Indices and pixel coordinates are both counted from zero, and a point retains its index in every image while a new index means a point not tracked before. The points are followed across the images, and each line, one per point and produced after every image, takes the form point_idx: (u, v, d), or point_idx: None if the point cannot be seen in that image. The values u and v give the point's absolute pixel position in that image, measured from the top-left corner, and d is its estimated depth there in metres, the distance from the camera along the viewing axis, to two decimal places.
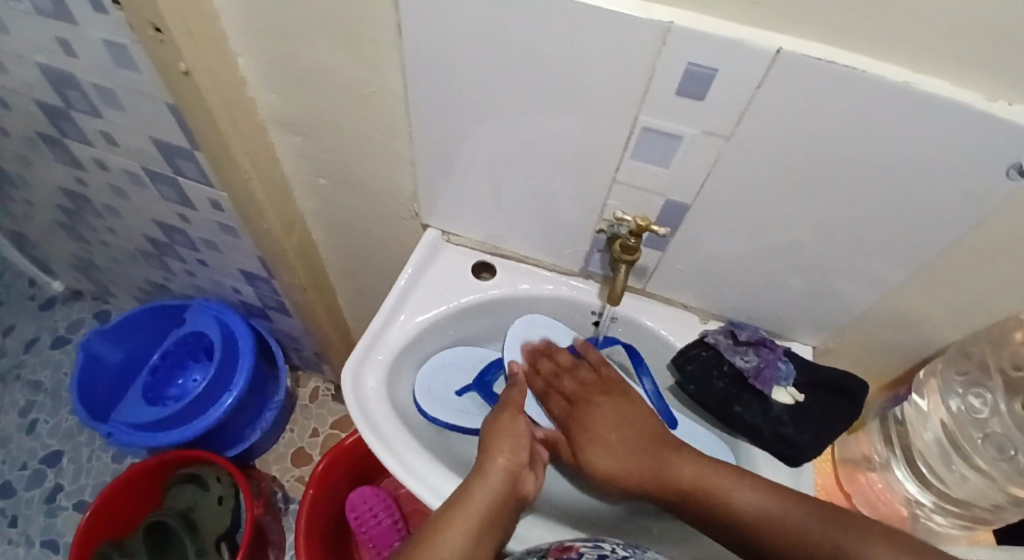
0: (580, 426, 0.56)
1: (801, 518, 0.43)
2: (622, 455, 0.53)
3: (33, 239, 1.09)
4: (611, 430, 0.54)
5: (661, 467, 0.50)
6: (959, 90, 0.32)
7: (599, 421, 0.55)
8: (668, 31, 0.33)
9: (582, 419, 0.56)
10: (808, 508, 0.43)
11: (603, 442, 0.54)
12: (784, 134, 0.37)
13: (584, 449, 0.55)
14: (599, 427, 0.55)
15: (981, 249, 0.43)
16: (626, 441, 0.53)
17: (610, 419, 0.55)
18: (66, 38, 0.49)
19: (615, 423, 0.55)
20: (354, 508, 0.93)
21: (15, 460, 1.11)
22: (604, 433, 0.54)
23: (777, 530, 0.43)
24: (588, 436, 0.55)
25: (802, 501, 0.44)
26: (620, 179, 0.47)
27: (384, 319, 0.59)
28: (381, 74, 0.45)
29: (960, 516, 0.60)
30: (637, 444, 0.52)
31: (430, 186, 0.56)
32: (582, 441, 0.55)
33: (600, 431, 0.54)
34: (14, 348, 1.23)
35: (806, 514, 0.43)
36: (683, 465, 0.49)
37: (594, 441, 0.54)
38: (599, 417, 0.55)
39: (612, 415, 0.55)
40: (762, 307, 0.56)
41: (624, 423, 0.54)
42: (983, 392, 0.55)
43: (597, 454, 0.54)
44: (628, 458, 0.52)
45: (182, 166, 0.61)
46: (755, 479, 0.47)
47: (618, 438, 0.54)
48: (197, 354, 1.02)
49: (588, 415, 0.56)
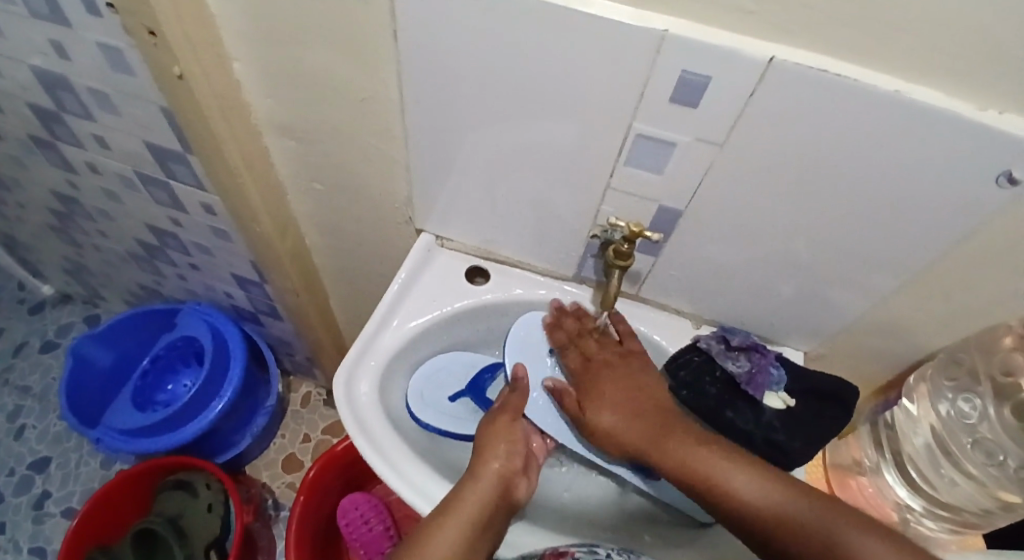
0: (591, 383, 0.55)
1: (794, 508, 0.42)
2: (625, 417, 0.52)
3: (22, 242, 1.08)
4: (619, 391, 0.54)
5: (662, 444, 0.50)
6: (948, 100, 0.32)
7: (609, 381, 0.55)
8: (662, 39, 0.34)
9: (594, 376, 0.56)
10: (803, 501, 0.42)
11: (610, 400, 0.54)
12: (776, 142, 0.38)
13: (590, 403, 0.54)
14: (608, 386, 0.54)
15: (969, 257, 0.43)
16: (630, 405, 0.53)
17: (620, 380, 0.54)
18: (59, 40, 0.49)
19: (624, 386, 0.54)
20: (345, 514, 0.92)
21: (2, 465, 1.09)
22: (612, 392, 0.54)
23: (775, 517, 0.42)
24: (597, 392, 0.55)
25: (798, 493, 0.43)
26: (614, 185, 0.47)
27: (377, 323, 0.59)
28: (377, 80, 0.45)
29: (951, 521, 0.60)
30: (641, 410, 0.52)
31: (425, 191, 0.56)
32: (591, 395, 0.55)
33: (609, 389, 0.54)
34: (2, 352, 1.21)
35: (801, 506, 0.41)
36: (683, 447, 0.48)
37: (600, 397, 0.54)
38: (609, 378, 0.55)
39: (624, 378, 0.55)
40: (755, 312, 0.57)
41: (633, 387, 0.54)
42: (973, 397, 0.56)
43: (601, 411, 0.54)
44: (630, 422, 0.52)
45: (176, 169, 0.61)
46: (755, 466, 0.46)
47: (623, 399, 0.53)
48: (187, 359, 1.01)
49: (600, 373, 0.55)
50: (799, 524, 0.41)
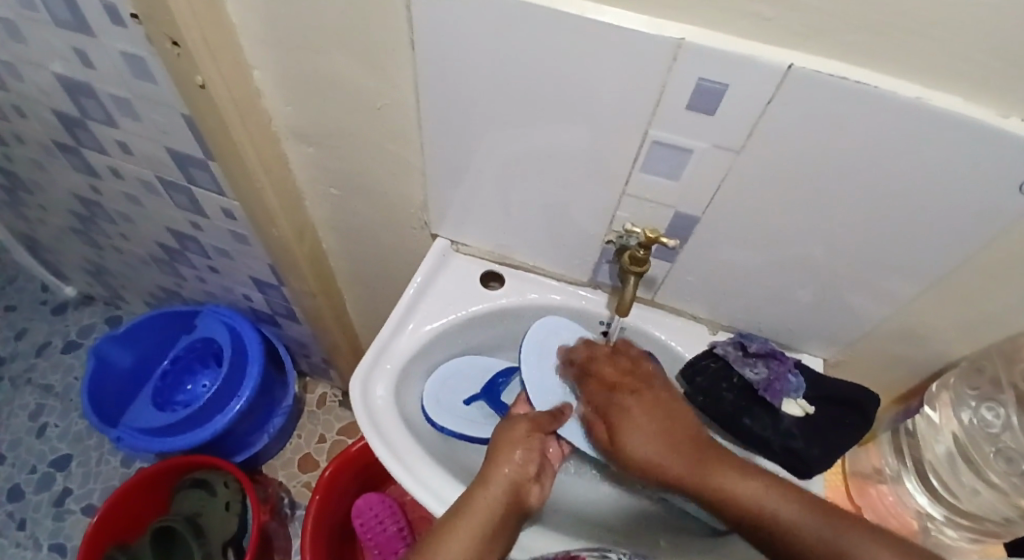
0: (617, 411, 0.54)
1: (821, 530, 0.42)
2: (660, 443, 0.51)
3: (46, 244, 1.10)
4: (648, 416, 0.52)
5: (694, 468, 0.49)
6: (970, 107, 0.32)
7: (636, 408, 0.53)
8: (679, 47, 0.34)
9: (620, 402, 0.54)
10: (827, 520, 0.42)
11: (641, 426, 0.52)
12: (794, 148, 0.38)
13: (620, 433, 0.52)
14: (637, 412, 0.53)
15: (992, 265, 0.43)
16: (663, 431, 0.51)
17: (648, 405, 0.53)
18: (84, 49, 0.50)
19: (652, 411, 0.52)
20: (361, 514, 0.93)
21: (24, 462, 1.12)
22: (642, 417, 0.52)
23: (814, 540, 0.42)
24: (625, 421, 0.53)
25: (822, 512, 0.43)
26: (629, 191, 0.47)
27: (393, 327, 0.59)
28: (393, 87, 0.46)
29: (972, 529, 0.59)
30: (675, 432, 0.51)
31: (440, 196, 0.56)
32: (619, 423, 0.53)
33: (639, 415, 0.52)
34: (26, 351, 1.24)
35: (826, 526, 0.42)
36: (710, 474, 0.48)
37: (631, 426, 0.52)
38: (636, 405, 0.53)
39: (650, 404, 0.53)
40: (772, 318, 0.56)
41: (663, 410, 0.53)
42: (996, 405, 0.55)
43: (632, 439, 0.52)
44: (665, 448, 0.50)
45: (195, 175, 0.62)
46: (788, 486, 0.46)
47: (655, 423, 0.52)
48: (206, 359, 1.03)
49: (628, 399, 0.54)
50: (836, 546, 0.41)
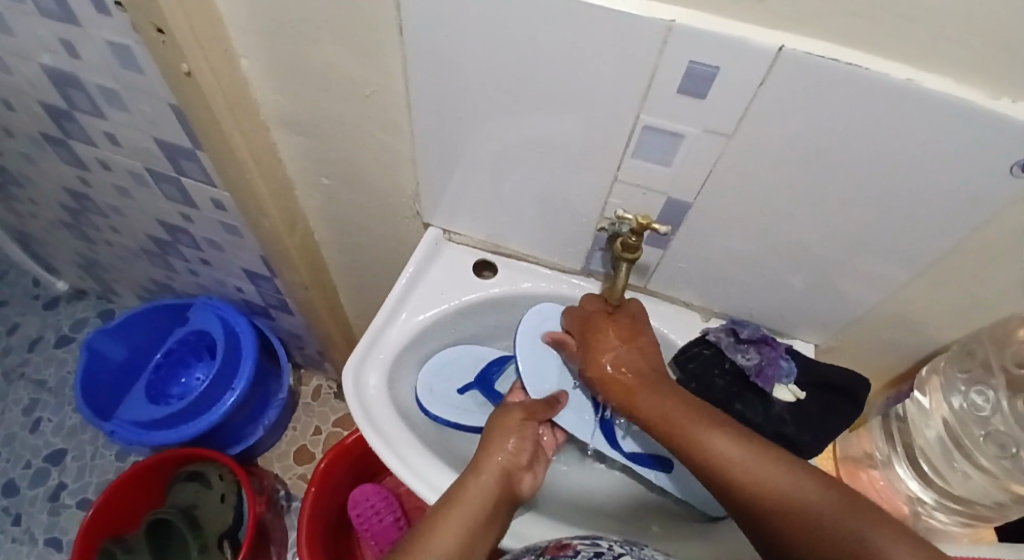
0: (599, 338, 0.56)
1: (788, 487, 0.40)
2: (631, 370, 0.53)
3: (36, 238, 1.09)
4: (626, 349, 0.55)
5: (659, 393, 0.51)
6: (962, 89, 0.32)
7: (615, 338, 0.55)
8: (670, 29, 0.33)
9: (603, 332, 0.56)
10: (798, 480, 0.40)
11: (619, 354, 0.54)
12: (785, 134, 0.38)
13: (596, 356, 0.55)
14: (615, 341, 0.55)
15: (981, 249, 0.43)
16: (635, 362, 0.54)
17: (628, 342, 0.55)
18: (67, 37, 0.49)
19: (628, 344, 0.55)
20: (356, 506, 0.93)
21: (19, 457, 1.11)
22: (621, 351, 0.55)
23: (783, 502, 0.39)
24: (605, 348, 0.55)
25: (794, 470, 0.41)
26: (621, 178, 0.47)
27: (386, 317, 0.59)
28: (383, 74, 0.45)
29: (962, 513, 0.60)
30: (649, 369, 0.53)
31: (432, 184, 0.56)
32: (598, 349, 0.55)
33: (618, 346, 0.55)
34: (18, 346, 1.23)
35: (794, 484, 0.40)
36: (676, 404, 0.49)
37: (606, 351, 0.55)
38: (615, 335, 0.55)
39: (628, 338, 0.55)
40: (764, 305, 0.56)
41: (640, 349, 0.55)
42: (986, 389, 0.55)
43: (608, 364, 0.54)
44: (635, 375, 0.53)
45: (185, 166, 0.62)
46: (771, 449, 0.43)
47: (632, 357, 0.54)
48: (199, 352, 1.02)
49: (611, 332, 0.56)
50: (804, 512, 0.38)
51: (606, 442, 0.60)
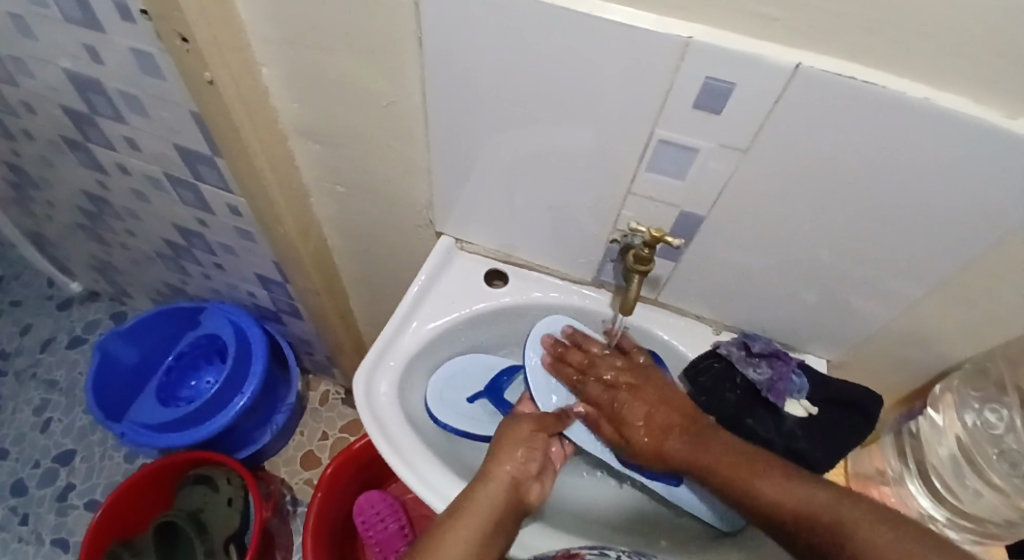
0: (621, 406, 0.55)
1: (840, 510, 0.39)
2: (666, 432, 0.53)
3: (52, 240, 1.11)
4: (650, 408, 0.54)
5: (701, 451, 0.50)
6: (978, 108, 0.32)
7: (636, 403, 0.55)
8: (686, 45, 0.34)
9: (621, 398, 0.56)
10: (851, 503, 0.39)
11: (646, 416, 0.54)
12: (799, 150, 0.38)
13: (626, 427, 0.55)
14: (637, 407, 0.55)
15: (996, 267, 0.43)
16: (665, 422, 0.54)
17: (649, 398, 0.55)
18: (93, 45, 0.50)
19: (650, 405, 0.55)
20: (362, 512, 0.93)
21: (28, 457, 1.12)
22: (648, 411, 0.54)
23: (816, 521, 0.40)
24: (631, 416, 0.55)
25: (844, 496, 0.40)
26: (634, 190, 0.47)
27: (397, 324, 0.60)
28: (399, 84, 0.46)
29: (974, 531, 0.59)
30: (679, 419, 0.53)
31: (446, 194, 0.56)
32: (626, 421, 0.55)
33: (643, 408, 0.55)
34: (30, 347, 1.25)
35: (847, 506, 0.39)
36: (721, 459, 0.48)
37: (633, 420, 0.55)
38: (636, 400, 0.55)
39: (649, 398, 0.55)
40: (775, 319, 0.56)
41: (663, 402, 0.54)
42: (999, 408, 0.55)
43: (640, 432, 0.54)
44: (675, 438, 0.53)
45: (202, 172, 0.63)
46: (796, 474, 0.44)
47: (659, 412, 0.54)
48: (210, 356, 1.03)
49: (629, 394, 0.56)
50: (835, 523, 0.39)
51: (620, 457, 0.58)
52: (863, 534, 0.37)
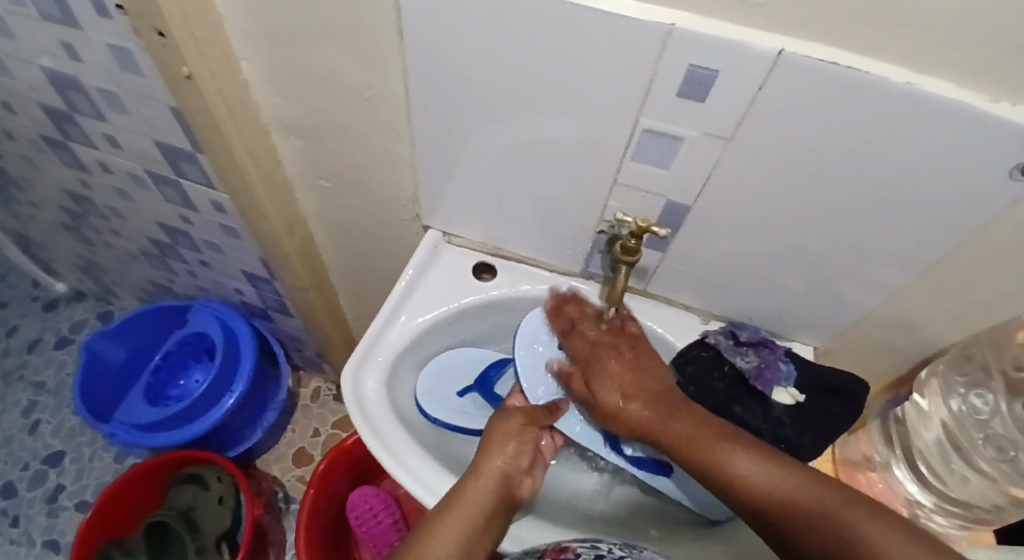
0: (597, 362, 0.55)
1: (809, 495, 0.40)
2: (637, 394, 0.52)
3: (35, 240, 1.09)
4: (625, 369, 0.54)
5: (669, 416, 0.49)
6: (962, 92, 0.32)
7: (616, 364, 0.54)
8: (670, 34, 0.33)
9: (601, 354, 0.55)
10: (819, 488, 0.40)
11: (616, 377, 0.53)
12: (786, 139, 0.38)
13: (597, 384, 0.54)
14: (615, 368, 0.54)
15: (980, 253, 0.43)
16: (639, 384, 0.52)
17: (626, 361, 0.54)
18: (68, 40, 0.49)
19: (630, 368, 0.54)
20: (355, 507, 0.93)
21: (17, 459, 1.11)
22: (623, 373, 0.53)
23: (797, 512, 0.40)
24: (602, 374, 0.54)
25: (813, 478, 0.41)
26: (621, 181, 0.47)
27: (384, 319, 0.59)
28: (382, 76, 0.45)
29: (961, 516, 0.59)
30: (655, 386, 0.52)
31: (432, 186, 0.56)
32: (596, 377, 0.54)
33: (618, 368, 0.54)
34: (16, 348, 1.23)
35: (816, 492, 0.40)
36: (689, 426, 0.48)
37: (608, 379, 0.54)
38: (615, 362, 0.54)
39: (631, 361, 0.54)
40: (763, 308, 0.57)
41: (639, 368, 0.54)
42: (985, 392, 0.55)
43: (607, 390, 0.53)
44: (645, 399, 0.51)
45: (184, 168, 0.62)
46: (771, 457, 0.44)
47: (632, 377, 0.53)
48: (198, 354, 1.02)
49: (609, 353, 0.55)
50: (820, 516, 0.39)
51: (604, 444, 0.59)
52: (865, 534, 0.36)
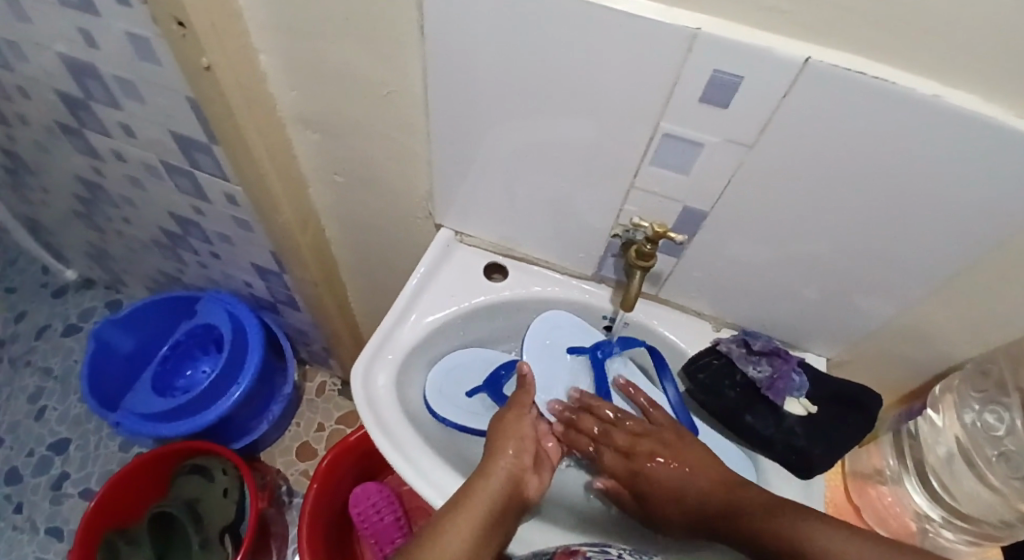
0: (643, 478, 0.53)
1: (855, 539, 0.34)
2: (688, 495, 0.50)
3: (48, 227, 1.10)
4: (667, 472, 0.51)
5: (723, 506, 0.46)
6: (992, 106, 0.31)
7: (654, 472, 0.52)
8: (694, 38, 0.33)
9: (641, 466, 0.53)
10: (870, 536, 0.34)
11: (663, 487, 0.51)
12: (808, 147, 0.37)
13: (651, 498, 0.52)
14: (656, 476, 0.52)
15: (1000, 268, 0.42)
16: (685, 483, 0.50)
17: (663, 460, 0.52)
18: (89, 29, 0.49)
19: (670, 471, 0.51)
20: (358, 503, 0.93)
21: (23, 445, 1.12)
22: (669, 480, 0.51)
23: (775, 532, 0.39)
24: (651, 488, 0.52)
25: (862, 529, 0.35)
26: (638, 185, 0.47)
27: (396, 317, 0.59)
28: (401, 73, 0.45)
29: (970, 532, 0.59)
30: (703, 483, 0.49)
31: (446, 185, 0.56)
32: (649, 496, 0.52)
33: (660, 475, 0.52)
34: (25, 334, 1.24)
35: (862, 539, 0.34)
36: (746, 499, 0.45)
37: (656, 491, 0.52)
38: (654, 469, 0.52)
39: (668, 463, 0.52)
40: (776, 316, 0.56)
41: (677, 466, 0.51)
42: (1000, 409, 0.55)
43: (666, 505, 0.51)
44: (698, 498, 0.49)
45: (199, 159, 0.62)
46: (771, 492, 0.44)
47: (676, 479, 0.51)
48: (206, 346, 1.03)
49: (648, 461, 0.53)
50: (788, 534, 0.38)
51: None
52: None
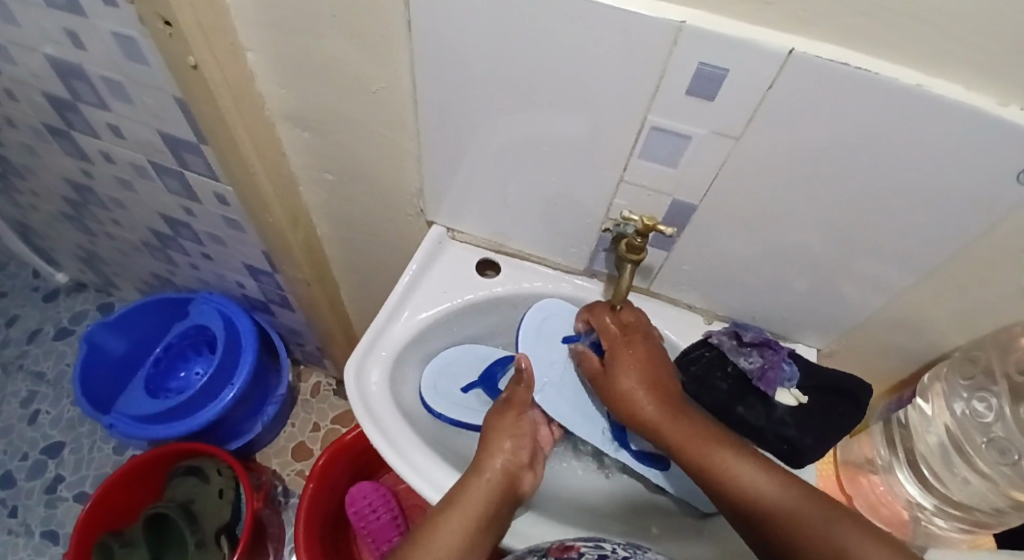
0: (623, 353, 0.54)
1: (811, 511, 0.41)
2: (653, 389, 0.51)
3: (37, 230, 1.09)
4: (649, 365, 0.53)
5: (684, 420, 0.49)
6: (973, 95, 0.32)
7: (639, 355, 0.53)
8: (679, 31, 0.33)
9: (628, 346, 0.54)
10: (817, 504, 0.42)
11: (635, 364, 0.53)
12: (794, 139, 0.38)
13: (617, 369, 0.53)
14: (638, 359, 0.53)
15: (985, 257, 0.43)
16: (656, 380, 0.52)
17: (648, 354, 0.54)
18: (74, 29, 0.49)
19: (653, 365, 0.53)
20: (354, 503, 0.93)
21: (16, 449, 1.11)
22: (646, 368, 0.53)
23: (773, 508, 0.42)
24: (621, 356, 0.53)
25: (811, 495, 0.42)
26: (627, 178, 0.47)
27: (388, 314, 0.59)
28: (390, 69, 0.45)
29: (961, 520, 0.60)
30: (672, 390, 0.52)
31: (437, 181, 0.56)
32: (616, 359, 0.53)
33: (641, 360, 0.53)
34: (17, 339, 1.23)
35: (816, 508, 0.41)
36: (712, 435, 0.48)
37: (629, 366, 0.53)
38: (640, 354, 0.53)
39: (654, 361, 0.53)
40: (767, 308, 0.57)
41: (656, 365, 0.53)
42: (988, 396, 0.55)
43: (628, 377, 0.52)
44: (660, 397, 0.51)
45: (188, 159, 0.61)
46: (774, 466, 0.45)
47: (652, 374, 0.52)
48: (199, 347, 1.02)
49: (636, 346, 0.54)
50: (802, 520, 0.41)
51: (613, 443, 0.59)
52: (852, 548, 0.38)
